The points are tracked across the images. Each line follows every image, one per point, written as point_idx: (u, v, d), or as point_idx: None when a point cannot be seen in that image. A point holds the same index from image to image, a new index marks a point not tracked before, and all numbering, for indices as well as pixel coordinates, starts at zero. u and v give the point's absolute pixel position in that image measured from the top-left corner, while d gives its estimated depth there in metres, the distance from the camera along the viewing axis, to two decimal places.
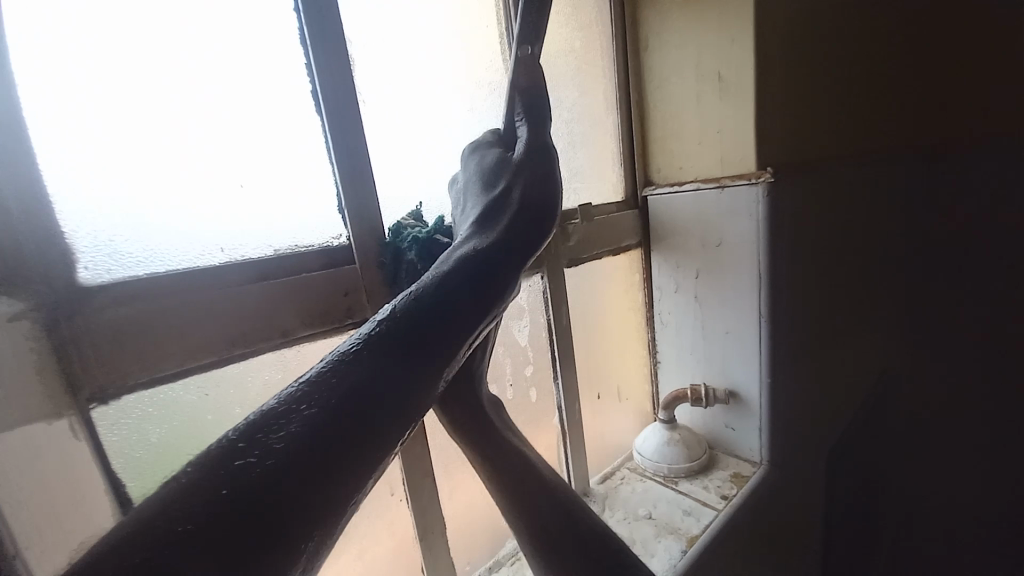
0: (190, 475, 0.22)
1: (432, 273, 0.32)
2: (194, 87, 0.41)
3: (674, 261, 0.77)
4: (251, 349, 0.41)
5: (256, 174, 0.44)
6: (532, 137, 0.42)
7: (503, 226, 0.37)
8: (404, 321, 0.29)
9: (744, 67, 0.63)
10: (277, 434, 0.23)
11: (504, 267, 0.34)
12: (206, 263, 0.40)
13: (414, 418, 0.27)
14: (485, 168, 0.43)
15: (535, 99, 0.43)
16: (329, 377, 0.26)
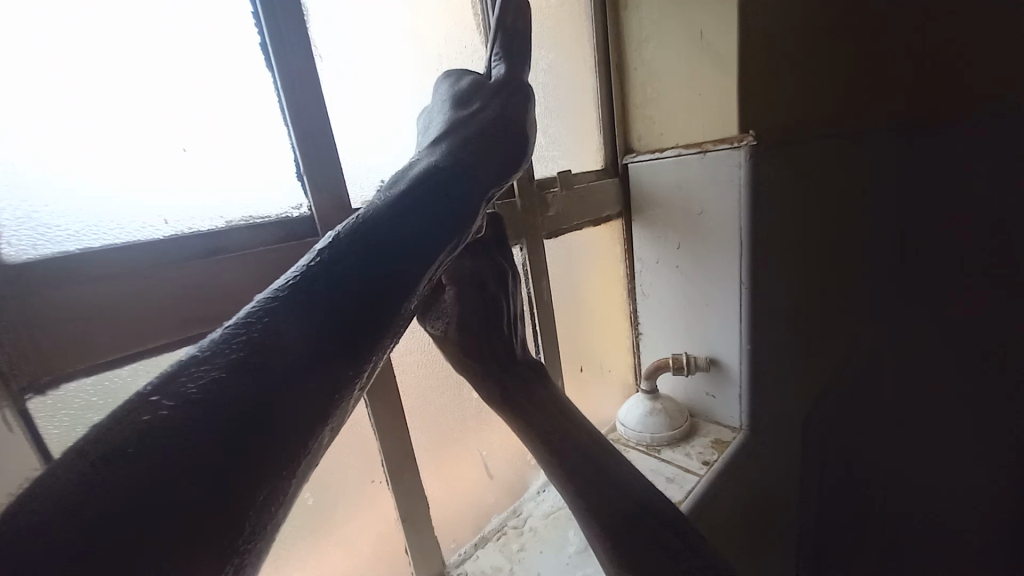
0: (97, 431, 0.20)
1: (380, 203, 0.29)
2: (120, 37, 0.35)
3: (655, 231, 0.76)
4: (206, 331, 0.38)
5: (201, 137, 0.39)
6: (508, 74, 0.39)
7: (463, 152, 0.34)
8: (347, 255, 0.26)
9: (726, 25, 0.60)
10: (190, 381, 0.21)
11: (461, 200, 0.32)
12: (149, 236, 0.36)
13: (358, 368, 0.25)
14: (455, 97, 0.39)
15: (515, 35, 0.39)
16: (257, 321, 0.23)
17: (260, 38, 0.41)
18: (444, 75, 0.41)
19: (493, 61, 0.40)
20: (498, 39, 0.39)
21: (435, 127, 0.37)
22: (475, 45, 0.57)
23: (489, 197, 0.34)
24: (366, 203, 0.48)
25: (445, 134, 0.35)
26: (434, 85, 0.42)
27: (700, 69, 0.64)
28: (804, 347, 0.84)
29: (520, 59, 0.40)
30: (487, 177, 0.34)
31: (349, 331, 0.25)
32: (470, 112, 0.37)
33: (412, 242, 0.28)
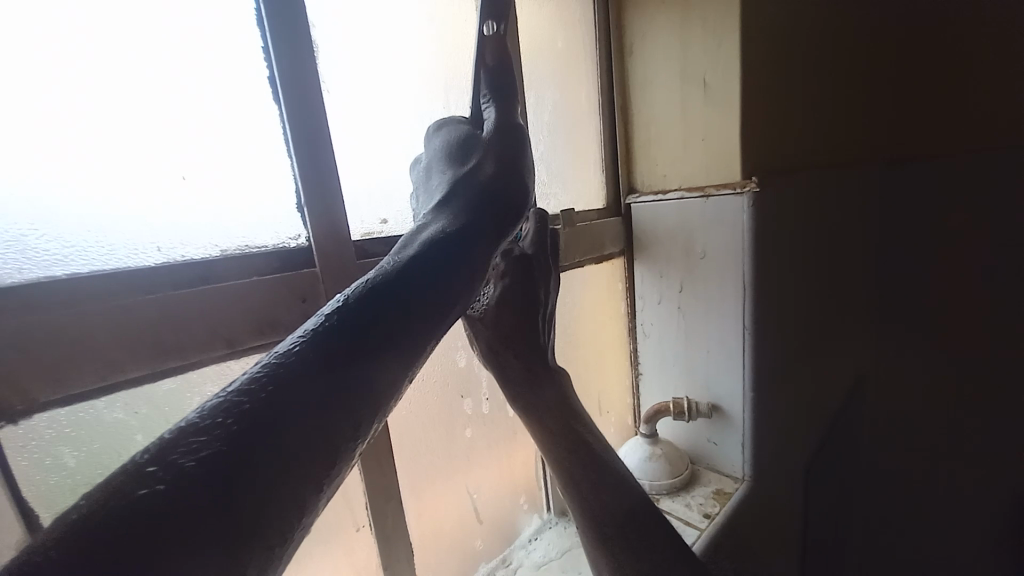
0: (85, 504, 0.19)
1: (388, 264, 0.30)
2: (137, 62, 0.36)
3: (657, 271, 0.75)
4: (189, 362, 0.36)
5: (204, 166, 0.40)
6: (500, 118, 0.39)
7: (467, 210, 0.34)
8: (354, 315, 0.27)
9: (730, 73, 0.61)
10: (188, 452, 0.21)
11: (467, 259, 0.32)
12: (139, 263, 0.35)
13: (365, 424, 0.26)
14: (451, 146, 0.39)
15: (502, 78, 0.40)
16: (260, 386, 0.24)
17: (270, 73, 0.41)
18: (437, 123, 0.42)
19: (484, 105, 0.40)
20: (488, 81, 0.40)
21: (438, 181, 0.38)
22: None
23: (500, 244, 0.35)
24: (366, 235, 0.48)
25: (450, 186, 0.36)
26: (426, 134, 0.42)
27: (704, 116, 0.65)
28: (807, 396, 0.81)
29: (510, 100, 0.40)
30: (494, 226, 0.34)
31: (357, 384, 0.26)
32: (469, 165, 0.37)
33: (420, 297, 0.29)
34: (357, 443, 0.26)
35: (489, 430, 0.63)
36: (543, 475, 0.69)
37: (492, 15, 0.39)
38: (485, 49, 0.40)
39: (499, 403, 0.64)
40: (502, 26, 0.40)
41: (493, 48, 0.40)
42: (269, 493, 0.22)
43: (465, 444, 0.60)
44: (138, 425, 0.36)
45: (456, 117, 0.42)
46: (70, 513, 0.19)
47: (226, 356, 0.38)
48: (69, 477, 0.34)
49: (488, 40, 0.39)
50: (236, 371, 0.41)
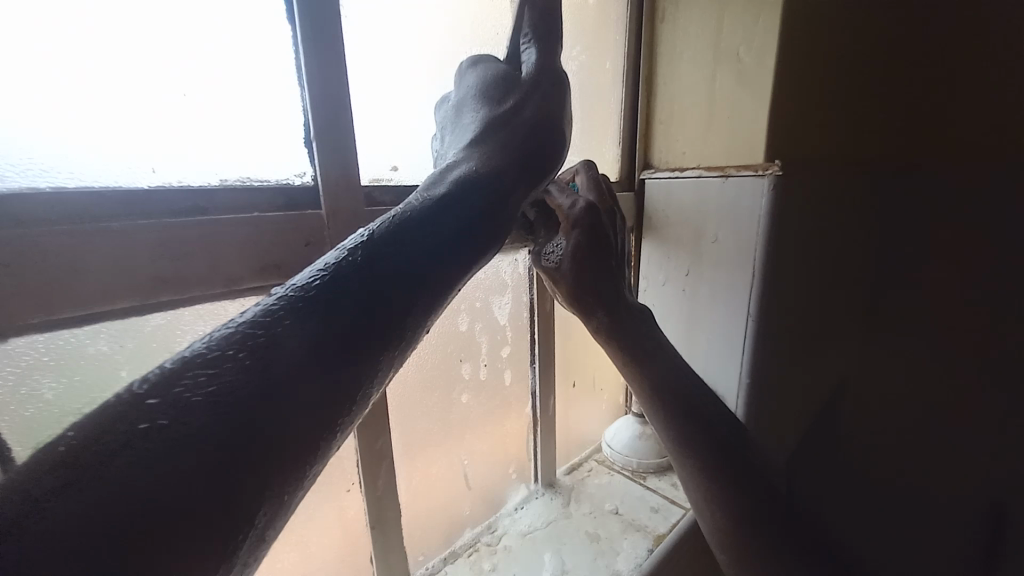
0: (77, 436, 0.18)
1: (415, 205, 0.28)
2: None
3: (666, 252, 0.74)
4: (183, 297, 0.34)
5: (207, 85, 0.36)
6: (541, 61, 0.36)
7: (498, 158, 0.32)
8: (378, 254, 0.25)
9: (765, 50, 0.57)
10: (193, 385, 0.19)
11: (495, 209, 0.30)
12: (132, 185, 0.32)
13: (382, 371, 0.24)
14: (485, 86, 0.36)
15: (549, 14, 0.35)
16: (273, 320, 0.22)
17: None
18: (470, 60, 0.38)
19: (523, 46, 0.37)
20: (530, 17, 0.36)
21: (468, 124, 0.36)
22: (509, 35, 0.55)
23: (527, 199, 0.33)
24: (374, 182, 0.45)
25: (481, 133, 0.34)
26: (457, 71, 0.39)
27: (732, 91, 0.61)
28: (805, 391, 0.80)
29: (553, 42, 0.36)
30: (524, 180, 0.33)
31: (379, 325, 0.24)
32: (504, 109, 0.34)
33: (450, 243, 0.27)
34: (372, 390, 0.24)
35: (485, 397, 0.62)
36: (534, 446, 0.69)
37: None
38: None
39: (498, 372, 0.62)
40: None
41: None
42: (281, 437, 0.20)
43: (460, 410, 0.59)
44: (124, 360, 0.34)
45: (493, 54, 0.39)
46: (57, 445, 0.17)
47: (221, 295, 0.36)
48: (46, 412, 0.32)
49: None
50: (231, 313, 0.38)
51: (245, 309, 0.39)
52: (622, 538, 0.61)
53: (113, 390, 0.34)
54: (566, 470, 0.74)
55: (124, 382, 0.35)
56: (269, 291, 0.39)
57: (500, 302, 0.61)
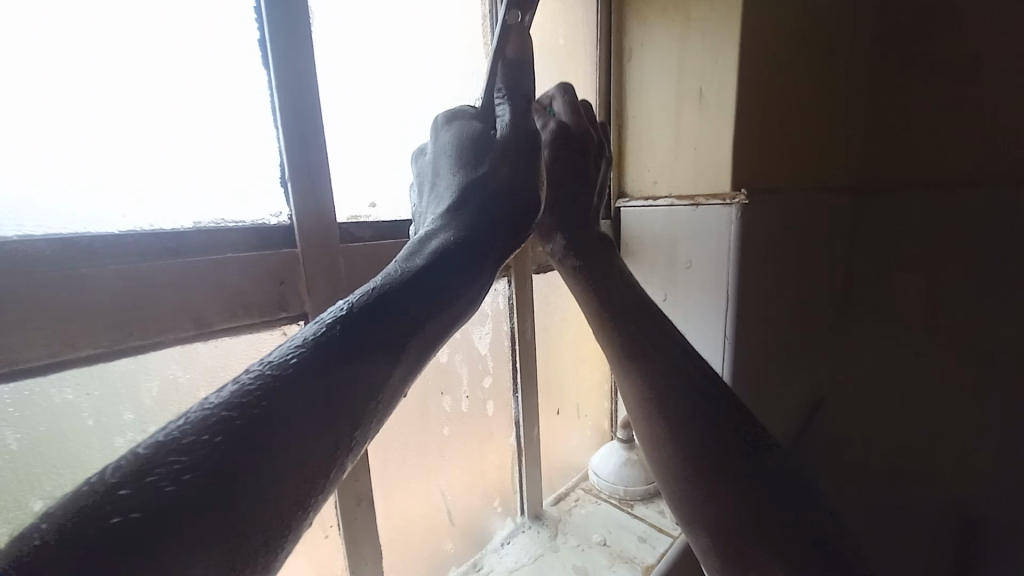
0: (47, 532, 0.17)
1: (395, 271, 0.29)
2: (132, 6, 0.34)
3: (642, 278, 0.75)
4: (152, 340, 0.33)
5: (182, 129, 0.37)
6: (517, 117, 0.37)
7: (473, 223, 0.34)
8: (355, 326, 0.26)
9: (725, 84, 0.61)
10: (165, 475, 0.19)
11: (473, 272, 0.31)
12: (102, 229, 0.32)
13: (358, 438, 0.25)
14: (461, 146, 0.37)
15: (518, 71, 0.38)
16: (255, 397, 0.22)
17: (260, 35, 0.38)
18: (445, 114, 0.39)
19: (498, 99, 0.38)
20: (503, 73, 0.38)
21: (447, 179, 0.37)
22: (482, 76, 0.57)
23: (507, 254, 0.35)
24: (352, 218, 0.45)
25: (460, 191, 0.35)
26: (433, 123, 0.40)
27: (698, 123, 0.65)
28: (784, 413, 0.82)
29: (526, 99, 0.38)
30: (504, 237, 0.34)
31: (364, 391, 0.25)
32: (480, 172, 0.36)
33: (431, 304, 0.28)
34: (348, 457, 0.25)
35: (467, 430, 0.61)
36: (518, 477, 0.68)
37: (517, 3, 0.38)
38: (507, 38, 0.38)
39: (479, 403, 0.62)
40: (526, 17, 0.39)
41: (515, 41, 0.38)
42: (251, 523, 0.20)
43: (441, 443, 0.58)
44: (89, 406, 0.33)
45: (468, 106, 0.40)
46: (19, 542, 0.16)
47: (193, 337, 0.36)
48: (8, 466, 0.30)
49: (513, 28, 0.38)
50: (203, 355, 0.38)
51: (219, 349, 0.38)
52: (609, 571, 0.60)
53: (78, 438, 0.33)
54: (552, 500, 0.73)
55: (89, 430, 0.34)
56: (244, 330, 0.38)
57: (480, 333, 0.61)
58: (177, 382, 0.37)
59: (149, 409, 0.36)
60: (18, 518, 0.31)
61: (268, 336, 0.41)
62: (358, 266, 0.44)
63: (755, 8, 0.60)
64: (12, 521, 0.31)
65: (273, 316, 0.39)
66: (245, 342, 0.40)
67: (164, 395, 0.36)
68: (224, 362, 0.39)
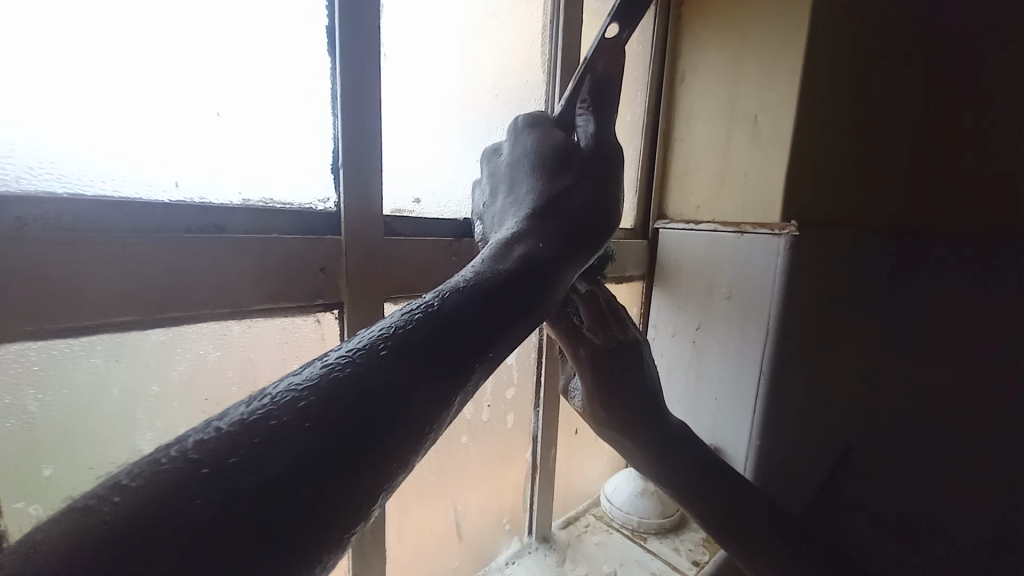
0: (125, 499, 0.18)
1: (475, 271, 0.29)
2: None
3: (676, 303, 0.73)
4: (189, 315, 0.33)
5: (243, 106, 0.36)
6: (600, 129, 0.36)
7: (551, 228, 0.32)
8: (433, 325, 0.25)
9: (783, 113, 0.59)
10: (246, 454, 0.20)
11: (547, 278, 0.30)
12: (152, 198, 0.32)
13: (424, 438, 0.24)
14: (539, 150, 0.36)
15: (605, 85, 0.37)
16: (338, 384, 0.22)
17: (328, 21, 0.38)
18: (525, 115, 0.39)
19: (580, 110, 0.38)
20: (588, 85, 0.37)
21: (524, 183, 0.36)
22: (538, 82, 0.56)
23: (581, 266, 0.34)
24: (396, 212, 0.44)
25: (536, 195, 0.34)
26: (512, 123, 0.39)
27: (750, 150, 0.63)
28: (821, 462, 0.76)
29: (607, 113, 0.37)
30: (583, 245, 0.33)
31: (443, 386, 0.24)
32: (557, 179, 0.35)
33: (512, 306, 0.28)
34: (412, 457, 0.24)
35: (484, 441, 0.59)
36: (530, 497, 0.65)
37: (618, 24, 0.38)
38: (598, 56, 0.37)
39: (499, 414, 0.60)
40: (624, 33, 0.38)
41: (607, 57, 0.37)
42: (317, 512, 0.20)
43: (458, 453, 0.56)
44: (118, 377, 0.32)
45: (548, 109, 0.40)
46: (99, 508, 0.17)
47: (229, 316, 0.35)
48: (28, 429, 0.30)
49: (607, 44, 0.37)
50: (236, 336, 0.37)
51: (252, 332, 0.37)
52: None
53: (103, 409, 0.33)
54: (562, 523, 0.70)
55: (114, 401, 0.33)
56: (278, 314, 0.37)
57: None
58: (205, 362, 0.36)
59: (177, 385, 0.35)
60: (33, 484, 0.30)
61: (301, 323, 0.40)
62: (398, 260, 0.43)
63: (825, 36, 0.58)
64: (25, 485, 0.30)
65: (309, 303, 0.38)
66: (277, 326, 0.39)
67: (193, 372, 0.35)
68: (253, 346, 0.38)
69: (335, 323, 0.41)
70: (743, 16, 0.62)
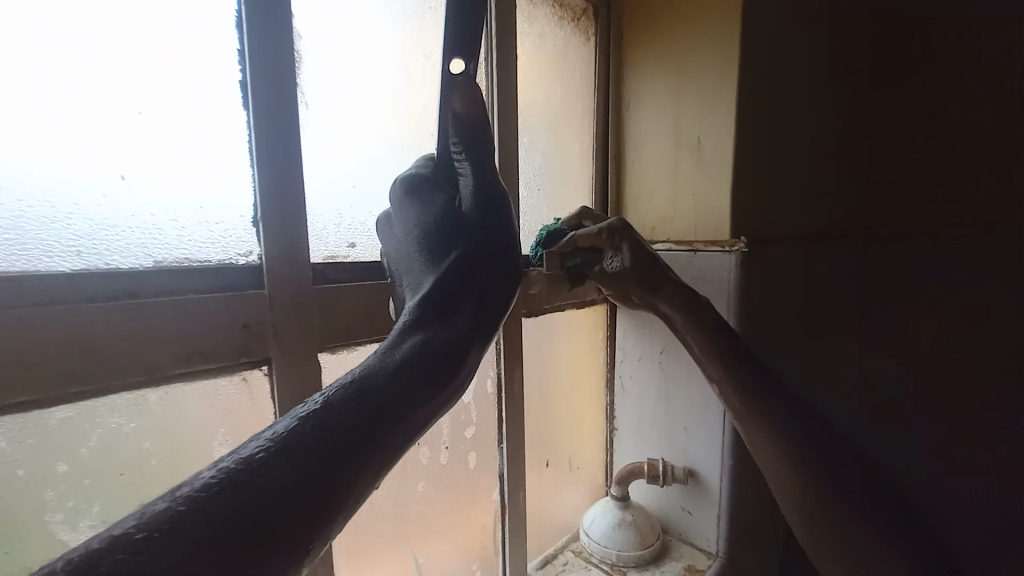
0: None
1: (380, 352, 0.29)
2: (119, 39, 0.33)
3: (640, 326, 0.72)
4: (97, 387, 0.31)
5: (153, 163, 0.35)
6: (479, 181, 0.35)
7: (453, 292, 0.33)
8: (348, 405, 0.26)
9: (724, 131, 0.60)
10: (141, 548, 0.19)
11: (462, 342, 0.31)
12: (49, 268, 0.30)
13: (333, 518, 0.24)
14: (426, 216, 0.36)
15: (472, 124, 0.35)
16: (251, 467, 0.22)
17: (242, 75, 0.37)
18: (405, 179, 0.38)
19: (456, 159, 0.36)
20: (454, 123, 0.35)
21: (417, 253, 0.36)
22: None
23: (502, 319, 0.34)
24: (329, 259, 0.44)
25: (431, 262, 0.35)
26: (393, 189, 0.38)
27: (696, 166, 0.63)
28: None
29: (485, 159, 0.36)
30: (494, 304, 0.34)
31: (357, 468, 0.25)
32: (450, 243, 0.35)
33: (430, 371, 0.29)
34: (321, 538, 0.23)
35: (446, 484, 0.57)
36: (501, 539, 0.63)
37: (461, 52, 0.33)
38: (453, 94, 0.34)
39: (461, 454, 0.58)
40: (472, 66, 0.34)
41: (463, 97, 0.34)
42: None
43: (416, 499, 0.54)
44: (23, 458, 0.31)
45: (426, 162, 0.39)
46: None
47: (142, 382, 0.33)
48: None
49: (456, 82, 0.34)
50: (154, 402, 0.35)
51: (172, 396, 0.36)
52: None
53: (3, 496, 0.30)
54: (538, 563, 0.68)
55: (19, 484, 0.31)
56: (199, 375, 0.36)
57: None
58: (121, 433, 0.34)
59: (89, 460, 0.33)
60: None
61: (227, 381, 0.38)
62: (330, 309, 0.42)
63: (757, 54, 0.59)
64: None
65: (233, 361, 0.36)
66: (199, 389, 0.37)
67: (108, 445, 0.34)
68: (174, 410, 0.36)
69: (263, 381, 0.40)
70: (676, 43, 0.64)
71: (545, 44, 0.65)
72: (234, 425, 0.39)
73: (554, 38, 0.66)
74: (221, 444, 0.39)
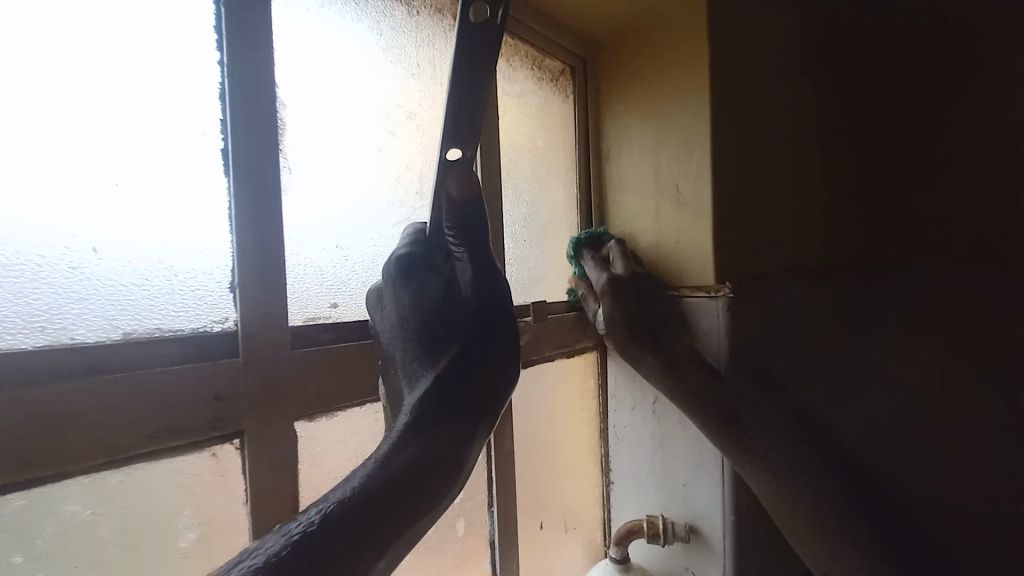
0: None
1: (378, 457, 0.29)
2: (104, 115, 0.34)
3: (631, 374, 0.70)
4: (53, 473, 0.29)
5: (130, 233, 0.35)
6: (476, 267, 0.36)
7: (451, 388, 0.33)
8: (336, 527, 0.25)
9: (701, 179, 0.61)
10: None
11: (457, 444, 0.31)
12: (11, 347, 0.29)
13: None
14: (422, 304, 0.36)
15: (466, 210, 0.36)
16: None
17: (225, 144, 0.38)
18: (398, 261, 0.37)
19: (451, 244, 0.37)
20: (448, 208, 0.36)
21: (412, 343, 0.35)
22: None
23: (498, 411, 0.34)
24: (310, 320, 0.43)
25: (429, 353, 0.35)
26: (385, 270, 0.38)
27: (677, 213, 0.64)
28: None
29: (479, 245, 0.36)
30: (490, 398, 0.34)
31: (358, 574, 0.25)
32: (448, 334, 0.35)
33: (423, 480, 0.29)
34: None
35: (433, 553, 0.53)
36: None
37: (457, 136, 0.34)
38: (449, 177, 0.35)
39: (449, 520, 0.54)
40: (467, 150, 0.35)
41: (458, 179, 0.35)
42: None
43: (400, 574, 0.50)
44: None
45: (416, 238, 0.39)
46: None
47: (103, 464, 0.31)
48: None
49: (453, 169, 0.35)
50: (114, 484, 0.33)
51: (134, 477, 0.34)
52: None
53: None
54: None
55: None
56: (166, 452, 0.34)
57: None
58: (77, 520, 0.32)
59: (39, 553, 0.31)
60: None
61: (196, 457, 0.36)
62: (308, 372, 0.40)
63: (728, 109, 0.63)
64: None
65: (203, 435, 0.35)
66: (165, 467, 0.35)
67: (62, 535, 0.31)
68: (136, 491, 0.34)
69: (235, 455, 0.38)
70: (651, 99, 0.67)
71: (526, 103, 0.68)
72: (201, 505, 0.37)
73: (535, 97, 0.69)
74: (186, 527, 0.36)
